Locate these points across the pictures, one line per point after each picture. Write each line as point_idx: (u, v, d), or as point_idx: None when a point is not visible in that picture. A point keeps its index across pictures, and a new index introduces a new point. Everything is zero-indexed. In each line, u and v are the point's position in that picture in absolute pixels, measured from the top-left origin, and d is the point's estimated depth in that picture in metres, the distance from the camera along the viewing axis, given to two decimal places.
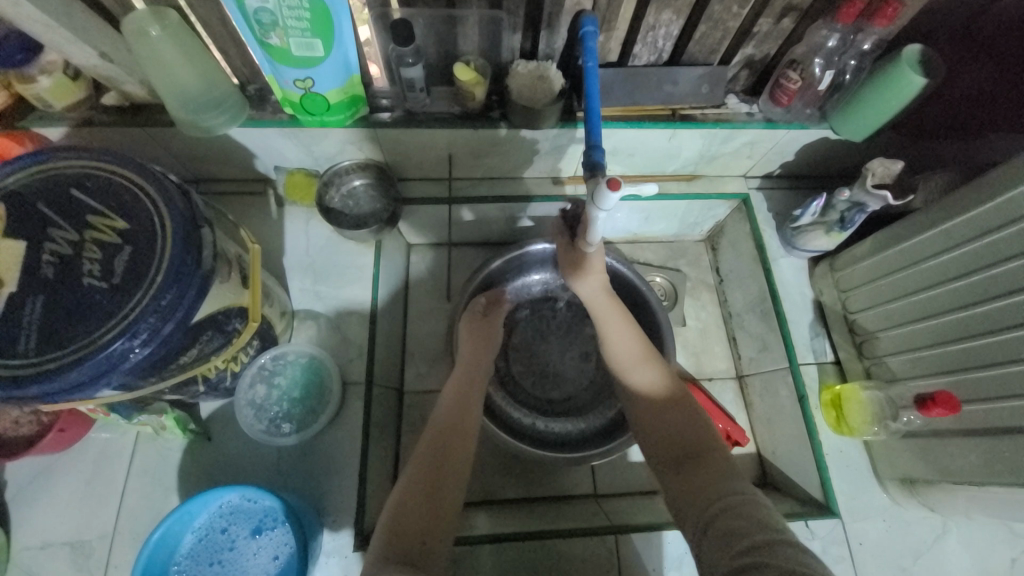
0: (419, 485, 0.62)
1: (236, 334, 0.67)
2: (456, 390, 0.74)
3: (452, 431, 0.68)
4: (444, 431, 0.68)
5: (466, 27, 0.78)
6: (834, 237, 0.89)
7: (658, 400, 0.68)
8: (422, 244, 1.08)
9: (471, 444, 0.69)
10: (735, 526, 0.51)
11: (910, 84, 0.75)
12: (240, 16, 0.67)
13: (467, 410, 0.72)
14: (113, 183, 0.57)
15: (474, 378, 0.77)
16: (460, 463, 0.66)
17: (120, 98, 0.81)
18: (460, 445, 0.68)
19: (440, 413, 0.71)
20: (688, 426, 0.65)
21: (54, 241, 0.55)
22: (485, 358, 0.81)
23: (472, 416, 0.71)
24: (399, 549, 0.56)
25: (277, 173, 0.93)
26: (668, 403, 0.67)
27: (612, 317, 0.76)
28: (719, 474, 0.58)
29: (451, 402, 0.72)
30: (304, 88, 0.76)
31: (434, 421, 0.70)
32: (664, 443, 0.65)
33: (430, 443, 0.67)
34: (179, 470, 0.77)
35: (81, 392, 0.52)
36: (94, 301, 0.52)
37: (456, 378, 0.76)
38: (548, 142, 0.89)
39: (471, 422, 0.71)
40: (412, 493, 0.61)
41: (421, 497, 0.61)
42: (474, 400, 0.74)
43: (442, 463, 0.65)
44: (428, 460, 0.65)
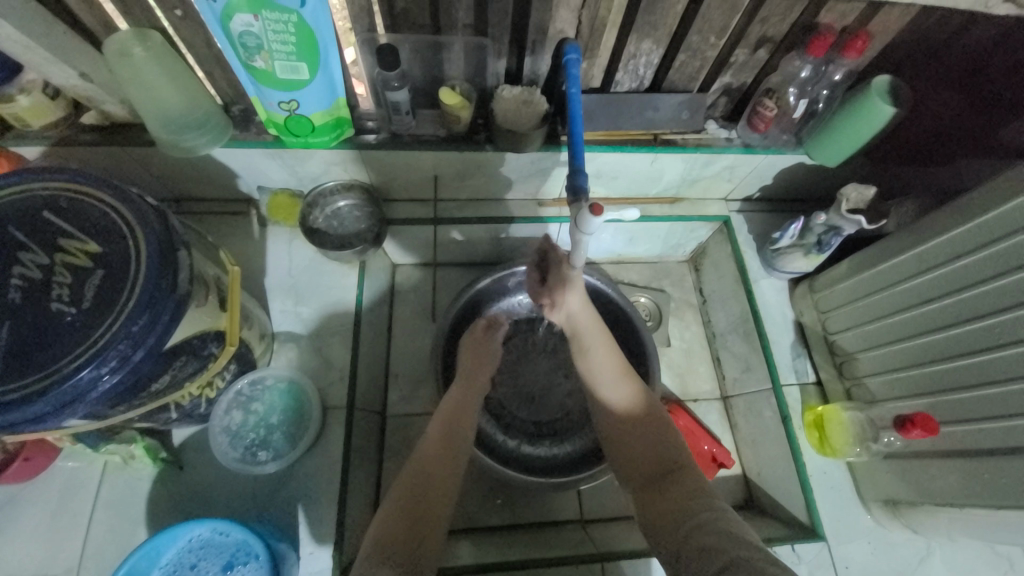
0: (402, 517, 0.60)
1: (212, 359, 0.65)
2: (450, 407, 0.75)
3: (438, 461, 0.67)
4: (426, 457, 0.67)
5: (451, 53, 0.79)
6: (812, 259, 0.91)
7: (638, 418, 0.71)
8: (406, 264, 1.07)
9: (455, 472, 0.67)
10: (707, 544, 0.52)
11: (880, 113, 0.77)
12: (225, 38, 0.67)
13: (455, 437, 0.70)
14: (87, 206, 0.55)
15: (469, 393, 0.77)
16: (446, 494, 0.65)
17: (100, 117, 0.80)
18: (445, 480, 0.66)
19: (424, 443, 0.69)
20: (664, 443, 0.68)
21: (22, 264, 0.52)
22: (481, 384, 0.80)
23: (461, 450, 0.70)
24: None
25: (261, 194, 0.93)
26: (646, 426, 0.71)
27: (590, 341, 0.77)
28: (694, 496, 0.60)
29: (434, 432, 0.71)
30: (288, 110, 0.76)
31: (427, 438, 0.70)
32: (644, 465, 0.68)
33: (411, 475, 0.65)
34: (148, 501, 0.74)
35: (44, 422, 0.49)
36: (61, 328, 0.50)
37: (443, 406, 0.75)
38: (532, 165, 0.91)
39: (457, 449, 0.69)
40: (391, 526, 0.59)
41: (400, 531, 0.58)
42: (466, 428, 0.73)
43: (425, 496, 0.63)
44: (410, 491, 0.63)
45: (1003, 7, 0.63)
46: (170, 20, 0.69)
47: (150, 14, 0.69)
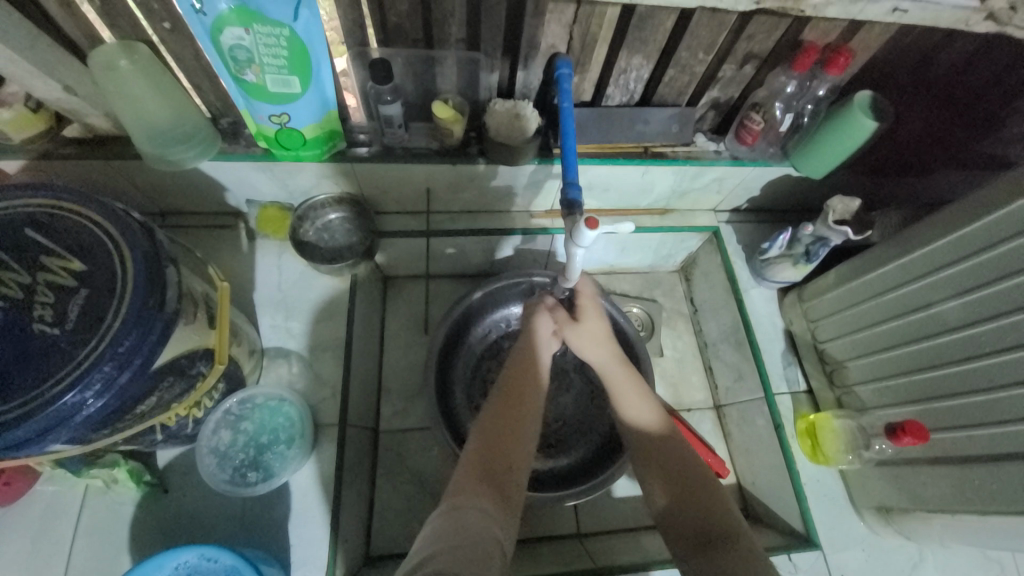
0: (481, 471, 0.58)
1: (200, 378, 0.63)
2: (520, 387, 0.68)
3: (517, 414, 0.64)
4: (506, 408, 0.65)
5: (444, 67, 0.79)
6: (801, 269, 0.93)
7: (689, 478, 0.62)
8: (398, 277, 1.06)
9: (531, 428, 0.64)
10: None
11: (862, 127, 0.80)
12: (215, 51, 0.67)
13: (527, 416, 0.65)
14: (71, 222, 0.53)
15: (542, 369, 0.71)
16: (524, 449, 0.62)
17: (83, 130, 0.78)
18: (522, 436, 0.63)
19: (499, 396, 0.66)
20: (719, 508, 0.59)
21: (2, 283, 0.50)
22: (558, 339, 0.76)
23: (537, 404, 0.67)
24: (447, 541, 0.48)
25: (250, 207, 0.91)
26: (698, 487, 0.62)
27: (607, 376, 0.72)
28: (745, 571, 0.52)
29: (508, 388, 0.67)
30: (279, 123, 0.75)
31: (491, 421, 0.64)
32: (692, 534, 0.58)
33: (490, 429, 0.63)
34: (131, 527, 0.71)
35: (26, 449, 0.47)
36: (42, 350, 0.48)
37: (516, 357, 0.71)
38: (525, 178, 0.91)
39: (535, 402, 0.67)
40: (472, 480, 0.57)
41: (478, 482, 0.56)
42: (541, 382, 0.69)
43: (505, 449, 0.61)
44: (491, 444, 0.61)
45: (983, 25, 0.66)
46: (158, 33, 0.68)
47: (137, 27, 0.68)
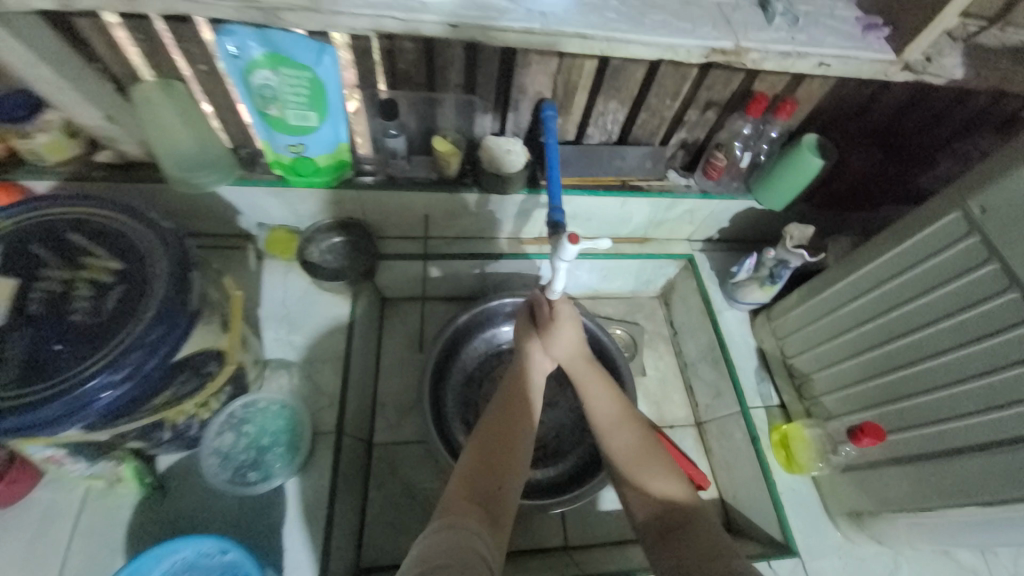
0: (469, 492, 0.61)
1: (211, 377, 0.68)
2: (500, 410, 0.74)
3: (501, 447, 0.68)
4: (493, 440, 0.69)
5: (444, 108, 0.90)
6: (767, 290, 1.01)
7: (645, 459, 0.71)
8: (396, 298, 1.13)
9: (517, 457, 0.68)
10: None
11: (812, 164, 0.91)
12: (244, 89, 0.76)
13: (506, 437, 0.70)
14: (110, 227, 0.60)
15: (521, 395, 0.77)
16: (512, 473, 0.66)
17: (115, 157, 0.86)
18: (507, 461, 0.67)
19: (484, 432, 0.71)
20: (675, 488, 0.67)
21: (47, 279, 0.56)
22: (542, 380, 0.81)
23: (523, 436, 0.70)
24: (435, 557, 0.51)
25: (260, 230, 0.98)
26: (656, 469, 0.69)
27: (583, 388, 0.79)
28: (705, 544, 0.57)
29: (496, 418, 0.72)
30: (296, 152, 0.84)
31: (473, 442, 0.69)
32: (652, 510, 0.65)
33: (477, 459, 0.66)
34: (128, 530, 0.72)
35: (52, 427, 0.51)
36: (79, 336, 0.53)
37: (499, 396, 0.77)
38: (514, 207, 1.01)
39: (521, 434, 0.71)
40: (462, 501, 0.60)
41: (467, 506, 0.59)
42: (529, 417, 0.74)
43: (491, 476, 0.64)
44: (478, 471, 0.64)
45: (902, 75, 0.72)
46: (195, 74, 0.78)
47: (175, 68, 0.78)
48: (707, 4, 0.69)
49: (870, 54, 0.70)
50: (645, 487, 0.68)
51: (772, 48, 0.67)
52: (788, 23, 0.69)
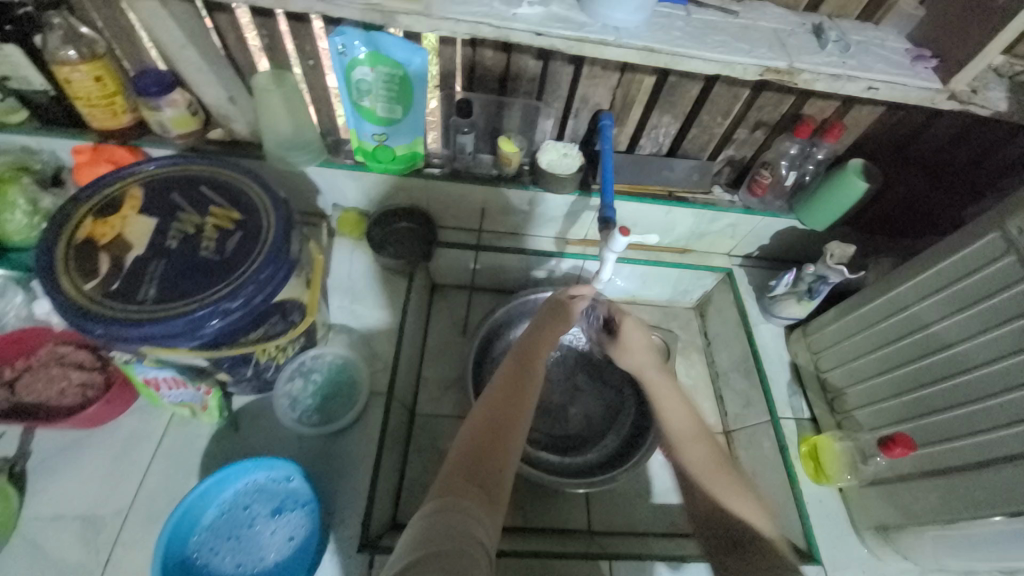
0: (463, 474, 0.61)
1: (294, 325, 0.76)
2: (495, 396, 0.72)
3: (497, 432, 0.67)
4: (488, 425, 0.68)
5: (511, 111, 0.99)
6: (804, 306, 1.04)
7: (716, 476, 0.73)
8: (446, 285, 1.22)
9: (513, 444, 0.67)
10: None
11: (857, 186, 0.95)
12: (343, 81, 0.87)
13: (503, 421, 0.69)
14: (231, 184, 0.70)
15: (518, 380, 0.75)
16: (509, 456, 0.65)
17: (224, 134, 0.99)
18: (504, 442, 0.66)
19: (478, 419, 0.69)
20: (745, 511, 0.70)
21: (181, 221, 0.66)
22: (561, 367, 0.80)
23: (520, 424, 0.69)
24: (429, 544, 0.51)
25: (334, 210, 1.09)
26: (728, 486, 0.72)
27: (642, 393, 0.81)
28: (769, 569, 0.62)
29: (493, 403, 0.71)
30: (379, 141, 0.95)
31: (469, 423, 0.68)
32: (717, 528, 0.70)
33: (471, 444, 0.65)
34: (202, 456, 0.81)
35: (177, 340, 0.60)
36: (206, 268, 0.63)
37: (498, 379, 0.75)
38: (565, 207, 1.08)
39: (516, 420, 0.70)
40: (456, 483, 0.59)
41: (461, 489, 0.58)
42: (526, 402, 0.73)
43: (486, 460, 0.63)
44: (474, 452, 0.64)
45: (947, 104, 0.76)
46: (303, 67, 0.91)
47: (286, 61, 0.90)
48: (766, 28, 0.75)
49: (918, 83, 0.75)
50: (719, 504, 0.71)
51: (824, 70, 0.73)
52: (841, 49, 0.74)
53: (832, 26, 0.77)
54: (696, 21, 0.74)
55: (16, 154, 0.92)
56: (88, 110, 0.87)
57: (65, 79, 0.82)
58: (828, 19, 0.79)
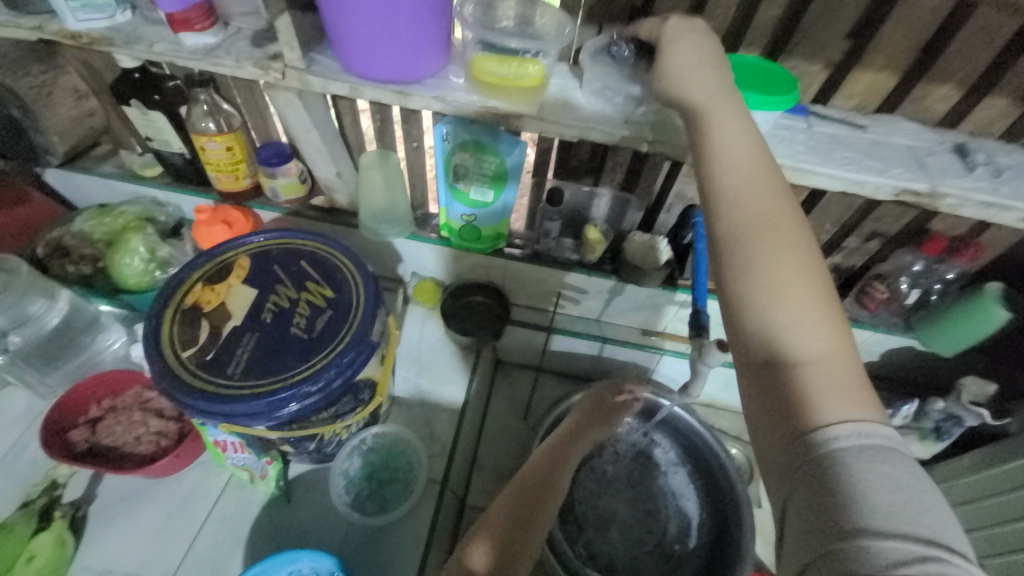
0: (489, 550, 0.62)
1: (364, 403, 0.73)
2: (532, 472, 0.75)
3: (521, 514, 0.68)
4: (510, 520, 0.67)
5: (600, 201, 0.98)
6: (928, 444, 0.95)
7: (789, 297, 0.48)
8: (511, 362, 1.17)
9: (541, 521, 0.69)
10: (782, 409, 0.45)
11: (995, 316, 0.82)
12: (443, 166, 0.91)
13: (536, 498, 0.71)
14: (328, 259, 0.72)
15: (554, 464, 0.77)
16: (532, 536, 0.67)
17: (325, 201, 1.04)
18: (531, 518, 0.68)
19: (514, 490, 0.72)
20: (785, 281, 0.48)
21: (278, 294, 0.69)
22: (725, 207, 0.53)
23: (547, 508, 0.70)
24: None
25: (413, 278, 1.10)
26: (780, 260, 0.49)
27: (758, 188, 0.52)
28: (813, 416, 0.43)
29: (527, 481, 0.73)
30: (467, 221, 0.97)
31: (500, 498, 0.71)
32: (814, 345, 0.46)
33: (499, 518, 0.67)
34: (251, 525, 0.79)
35: (254, 420, 0.60)
36: (293, 347, 0.64)
37: (535, 460, 0.77)
38: (646, 299, 1.02)
39: (541, 515, 0.69)
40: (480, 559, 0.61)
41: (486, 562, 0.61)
42: (556, 487, 0.74)
43: (513, 538, 0.65)
44: (497, 530, 0.65)
45: None
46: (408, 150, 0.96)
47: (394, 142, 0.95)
48: (898, 146, 0.69)
49: None
50: (795, 305, 0.47)
51: (973, 197, 0.65)
52: (989, 174, 0.67)
53: (976, 146, 0.70)
54: (820, 135, 0.69)
55: (145, 206, 1.02)
56: (215, 174, 0.96)
57: (201, 147, 0.91)
58: (969, 138, 0.71)
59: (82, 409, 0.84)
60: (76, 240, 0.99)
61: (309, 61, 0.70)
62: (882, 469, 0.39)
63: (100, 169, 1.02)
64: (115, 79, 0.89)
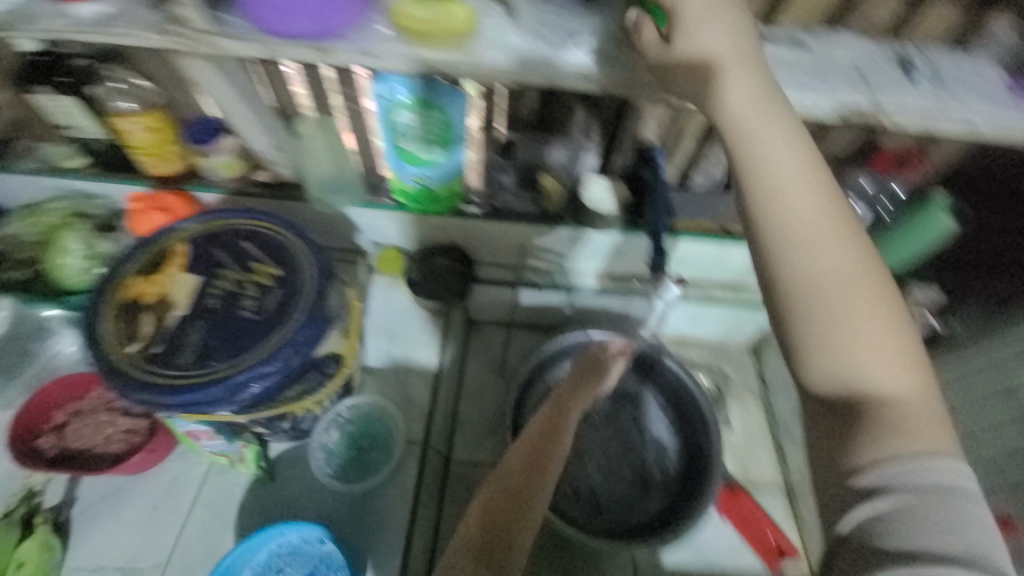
0: (485, 529, 0.62)
1: (330, 378, 0.73)
2: (527, 441, 0.72)
3: (519, 488, 0.66)
4: (505, 490, 0.66)
5: (553, 148, 0.95)
6: None
7: (861, 341, 0.50)
8: (486, 322, 1.15)
9: (543, 491, 0.67)
10: (857, 444, 0.49)
11: (941, 225, 0.82)
12: (385, 126, 0.86)
13: (534, 468, 0.68)
14: (271, 237, 0.70)
15: (551, 430, 0.74)
16: (533, 509, 0.65)
17: (268, 176, 0.99)
18: (529, 489, 0.66)
19: (510, 463, 0.69)
20: (868, 318, 0.51)
21: (223, 278, 0.67)
22: (783, 255, 0.53)
23: (547, 476, 0.68)
24: None
25: (374, 247, 1.06)
26: (862, 297, 0.51)
27: (826, 237, 0.52)
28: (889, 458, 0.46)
29: (523, 453, 0.70)
30: (418, 182, 0.93)
31: (498, 472, 0.69)
32: (897, 381, 0.50)
33: (495, 494, 0.66)
34: (238, 505, 0.81)
35: (215, 407, 0.59)
36: (245, 331, 0.62)
37: (531, 429, 0.74)
38: (609, 245, 1.01)
39: (543, 482, 0.67)
40: (475, 539, 0.61)
41: (482, 543, 0.60)
42: (557, 452, 0.71)
43: (511, 513, 0.64)
44: (493, 507, 0.64)
45: None
46: None
47: None
48: (843, 61, 0.68)
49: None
50: (869, 340, 0.50)
51: (915, 107, 0.64)
52: (932, 82, 0.66)
53: (920, 55, 0.69)
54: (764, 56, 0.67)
55: (75, 200, 0.96)
56: (145, 159, 0.90)
57: (121, 130, 0.85)
58: (913, 47, 0.70)
59: (46, 417, 0.82)
60: (7, 243, 0.93)
61: (218, 22, 0.64)
62: (963, 506, 0.43)
63: (18, 166, 0.94)
64: (11, 64, 0.81)
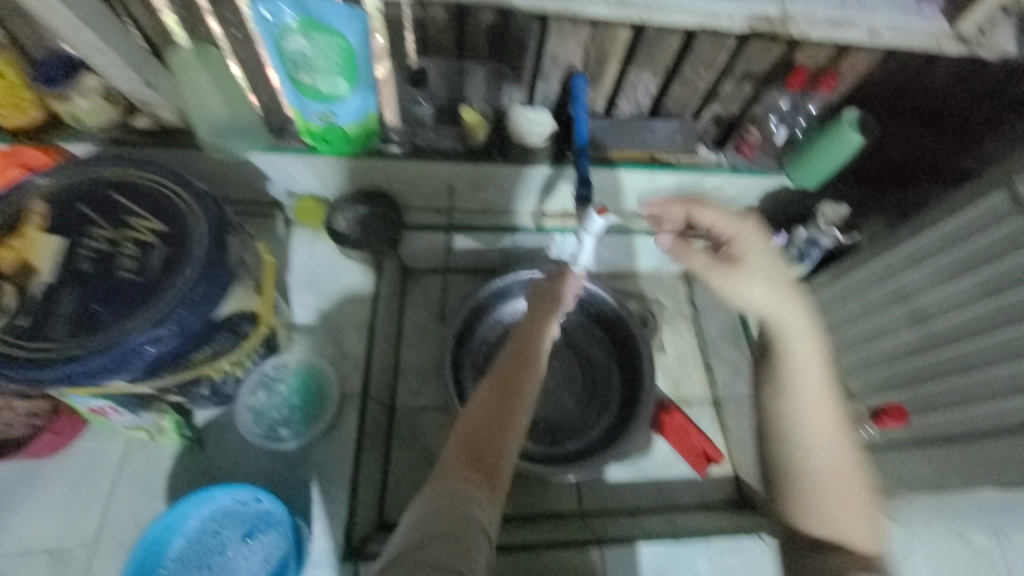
0: (466, 456, 0.58)
1: (246, 337, 0.69)
2: (502, 365, 0.66)
3: (497, 414, 0.61)
4: (485, 414, 0.61)
5: (472, 78, 0.88)
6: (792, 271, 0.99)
7: (828, 477, 0.64)
8: (420, 269, 1.12)
9: (517, 418, 0.62)
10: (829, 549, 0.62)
11: (850, 140, 0.86)
12: (276, 54, 0.75)
13: (509, 393, 0.63)
14: (149, 188, 0.63)
15: (525, 352, 0.67)
16: (513, 436, 0.61)
17: (149, 122, 0.87)
18: (510, 413, 0.62)
19: (485, 390, 0.64)
20: (841, 496, 0.63)
21: (94, 239, 0.60)
22: (797, 445, 0.65)
23: (523, 402, 0.63)
24: (427, 527, 0.50)
25: (289, 198, 0.99)
26: (841, 496, 0.63)
27: (830, 431, 0.65)
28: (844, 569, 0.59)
29: (500, 377, 0.65)
30: (325, 120, 0.84)
31: (474, 398, 0.64)
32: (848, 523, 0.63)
33: (472, 422, 0.61)
34: (167, 477, 0.78)
35: (105, 376, 0.55)
36: (127, 295, 0.57)
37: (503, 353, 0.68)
38: (540, 181, 0.98)
39: (517, 409, 0.62)
40: (455, 466, 0.57)
41: (461, 468, 0.56)
42: (529, 378, 0.65)
43: (488, 437, 0.60)
44: (472, 432, 0.60)
45: (955, 47, 0.68)
46: (229, 41, 0.78)
47: (207, 32, 0.78)
48: None
49: (922, 22, 0.67)
50: (833, 506, 0.63)
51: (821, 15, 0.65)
52: None
53: None
54: None
55: None
56: None
57: None
58: None
59: None
60: None
61: None
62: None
63: None
64: None
